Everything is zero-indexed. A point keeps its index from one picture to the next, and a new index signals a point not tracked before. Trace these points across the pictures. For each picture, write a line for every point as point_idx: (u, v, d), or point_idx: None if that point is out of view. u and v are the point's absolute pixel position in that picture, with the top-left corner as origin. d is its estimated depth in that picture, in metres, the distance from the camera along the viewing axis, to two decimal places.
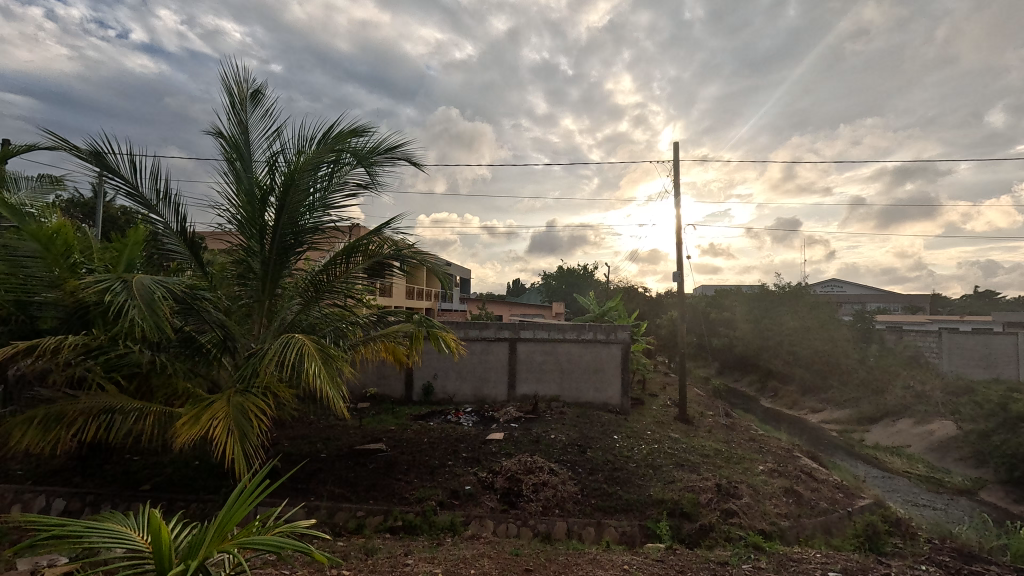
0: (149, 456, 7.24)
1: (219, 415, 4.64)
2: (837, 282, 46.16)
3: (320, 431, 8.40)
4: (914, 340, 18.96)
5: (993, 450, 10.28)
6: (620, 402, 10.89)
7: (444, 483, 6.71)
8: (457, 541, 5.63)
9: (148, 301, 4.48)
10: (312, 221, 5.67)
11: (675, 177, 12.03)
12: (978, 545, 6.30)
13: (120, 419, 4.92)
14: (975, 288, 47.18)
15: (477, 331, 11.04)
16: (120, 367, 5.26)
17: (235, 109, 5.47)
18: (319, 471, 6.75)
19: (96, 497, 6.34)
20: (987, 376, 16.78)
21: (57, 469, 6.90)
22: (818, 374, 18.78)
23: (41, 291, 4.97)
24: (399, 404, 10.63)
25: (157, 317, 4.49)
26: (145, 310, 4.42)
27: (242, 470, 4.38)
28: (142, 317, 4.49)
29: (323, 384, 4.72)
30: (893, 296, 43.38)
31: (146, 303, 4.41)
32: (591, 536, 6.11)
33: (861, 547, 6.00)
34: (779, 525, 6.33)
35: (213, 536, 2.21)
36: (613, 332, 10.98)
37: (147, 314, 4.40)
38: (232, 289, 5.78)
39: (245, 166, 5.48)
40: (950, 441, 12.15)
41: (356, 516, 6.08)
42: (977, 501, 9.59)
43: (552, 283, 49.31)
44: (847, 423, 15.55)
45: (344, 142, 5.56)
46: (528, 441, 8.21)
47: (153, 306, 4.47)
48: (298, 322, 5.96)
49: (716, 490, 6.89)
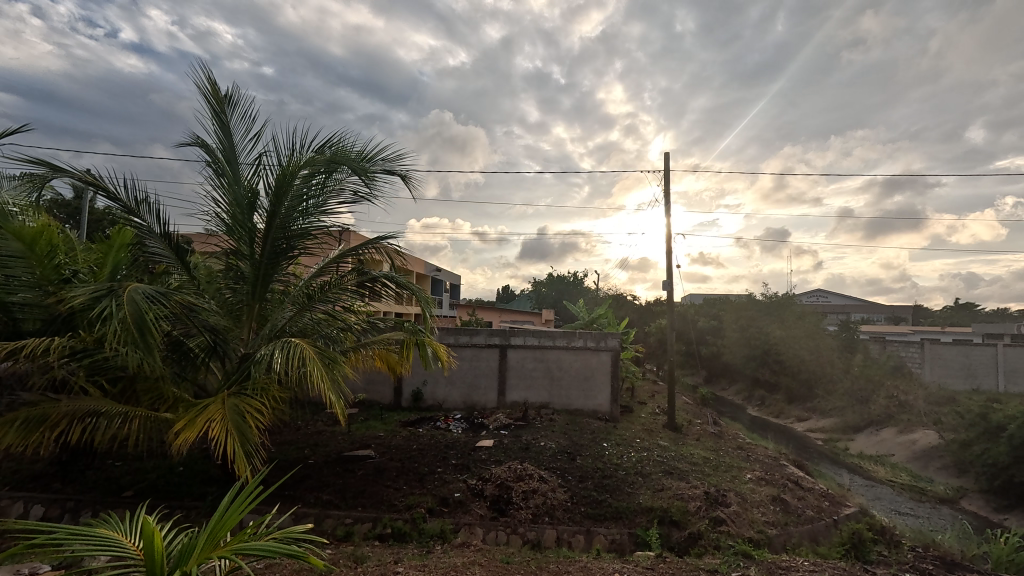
0: (132, 461, 7.14)
1: (217, 416, 4.59)
2: (822, 293, 46.98)
3: (309, 437, 8.33)
4: (897, 350, 19.25)
5: (974, 459, 10.46)
6: (610, 410, 10.90)
7: (434, 490, 6.68)
8: (447, 548, 5.60)
9: (139, 314, 4.41)
10: (305, 226, 5.65)
11: (664, 186, 12.14)
12: (960, 553, 6.39)
13: (105, 422, 4.83)
14: (954, 300, 48.17)
15: (467, 338, 11.07)
16: (105, 370, 5.19)
17: (218, 112, 5.42)
18: (307, 478, 6.71)
19: (76, 503, 6.23)
20: (967, 386, 17.28)
21: (37, 474, 6.76)
22: (804, 383, 19.00)
23: (24, 290, 4.90)
24: (388, 411, 10.59)
25: (146, 329, 4.43)
26: (131, 320, 4.36)
27: (244, 470, 4.38)
28: (126, 331, 4.38)
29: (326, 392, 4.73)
30: (877, 306, 44.17)
31: (134, 313, 4.36)
32: (581, 544, 6.13)
33: (847, 555, 6.08)
34: (767, 533, 6.40)
35: (205, 542, 2.17)
36: (603, 339, 11.00)
37: (134, 325, 4.35)
38: (220, 292, 5.75)
39: (232, 170, 5.45)
40: (932, 450, 12.36)
41: (344, 523, 6.02)
42: (958, 509, 9.78)
43: (541, 291, 49.63)
44: (832, 432, 15.72)
45: (339, 150, 5.58)
46: (518, 448, 8.21)
47: (143, 318, 4.41)
48: (289, 328, 5.75)
49: (705, 498, 6.94)
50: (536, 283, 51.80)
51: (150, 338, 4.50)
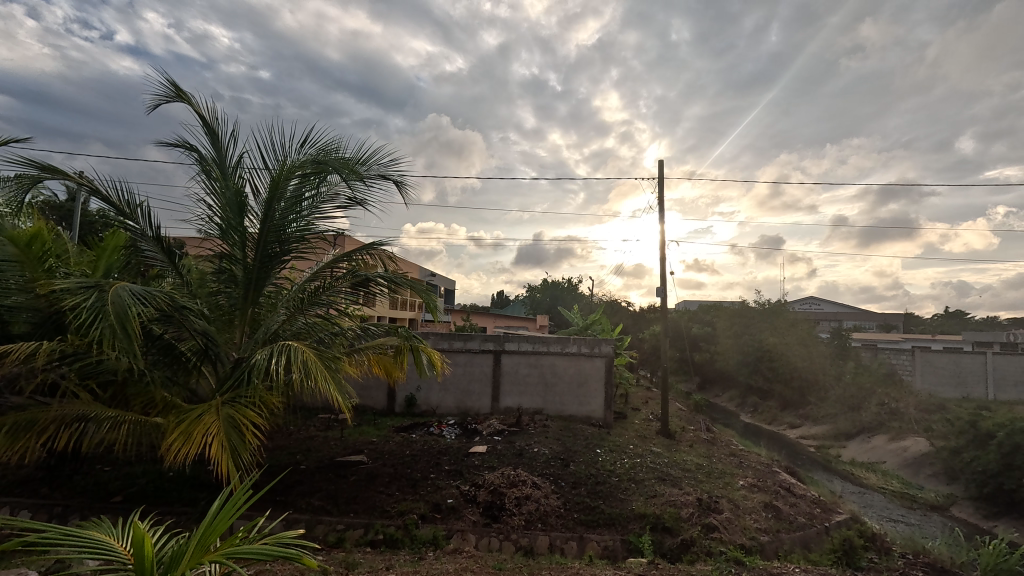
0: (122, 466, 7.08)
1: (212, 428, 4.53)
2: (814, 301, 47.35)
3: (300, 442, 8.29)
4: (888, 357, 19.35)
5: (963, 467, 10.53)
6: (603, 416, 10.92)
7: (427, 496, 6.66)
8: (440, 554, 5.59)
9: (122, 310, 4.30)
10: (298, 230, 5.64)
11: (659, 193, 12.23)
12: (950, 560, 6.39)
13: (94, 427, 4.77)
14: (945, 309, 48.50)
15: (461, 343, 11.05)
16: (95, 374, 5.15)
17: (208, 117, 5.43)
18: (299, 484, 6.67)
19: (64, 509, 6.15)
20: (956, 394, 17.42)
21: (23, 479, 6.68)
22: (797, 390, 19.11)
23: (16, 295, 4.84)
24: (381, 416, 10.57)
25: (133, 328, 4.34)
26: (114, 323, 4.24)
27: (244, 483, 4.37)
28: (110, 329, 4.27)
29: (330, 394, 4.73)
30: (869, 315, 44.47)
31: (118, 315, 4.25)
32: (573, 550, 6.10)
33: (838, 561, 6.11)
34: (758, 540, 6.41)
35: (195, 548, 2.14)
36: (597, 345, 11.03)
37: (118, 327, 4.23)
38: (212, 296, 5.71)
39: (223, 174, 5.45)
40: (922, 458, 12.42)
41: (336, 529, 5.99)
42: (948, 517, 9.85)
43: (536, 296, 49.81)
44: (824, 439, 15.80)
45: (334, 155, 5.59)
46: (511, 454, 8.20)
47: (128, 314, 4.31)
48: (282, 331, 5.73)
49: (697, 505, 6.96)
50: (530, 288, 51.93)
51: (134, 339, 4.38)
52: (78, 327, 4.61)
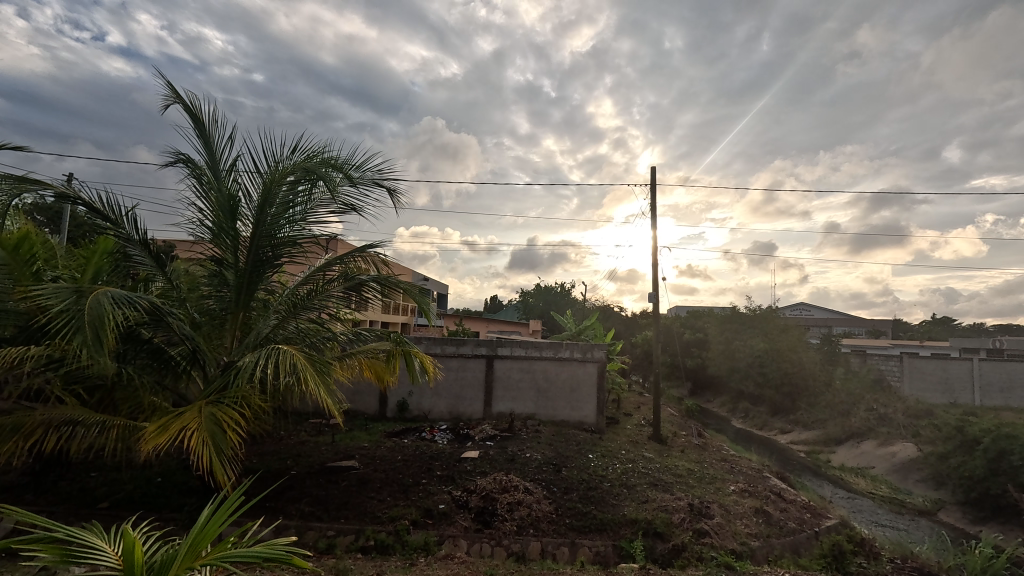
0: (109, 472, 6.99)
1: (191, 425, 4.49)
2: (805, 308, 47.69)
3: (292, 447, 8.22)
4: (877, 363, 19.51)
5: (951, 472, 10.64)
6: (595, 422, 10.92)
7: (418, 501, 6.64)
8: (431, 561, 5.57)
9: (99, 316, 4.23)
10: (289, 233, 5.62)
11: (652, 200, 12.32)
12: (938, 565, 6.42)
13: (82, 431, 4.73)
14: (932, 317, 48.99)
15: (454, 348, 11.05)
16: (82, 379, 5.11)
17: (199, 121, 5.42)
18: (289, 489, 6.63)
19: (50, 516, 6.07)
20: (943, 400, 17.61)
21: (8, 484, 6.59)
22: (788, 396, 19.23)
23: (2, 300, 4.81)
24: (373, 421, 10.52)
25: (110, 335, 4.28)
26: (90, 328, 4.16)
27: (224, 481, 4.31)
28: (86, 336, 4.21)
29: (320, 393, 4.70)
30: (859, 319, 44.92)
31: (94, 320, 4.16)
32: (565, 556, 6.10)
33: (827, 567, 6.15)
34: (749, 544, 6.44)
35: (186, 553, 2.13)
36: (589, 350, 11.03)
37: (94, 332, 4.15)
38: (203, 299, 5.69)
39: (215, 177, 5.44)
40: (911, 463, 12.53)
41: (326, 535, 5.95)
42: (936, 521, 9.93)
43: (529, 301, 49.95)
44: (815, 444, 15.90)
45: (326, 160, 5.57)
46: (503, 459, 8.20)
47: (104, 319, 4.23)
48: (274, 335, 5.72)
49: (688, 510, 7.00)
50: (523, 293, 52.00)
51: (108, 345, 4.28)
52: (60, 334, 4.54)
